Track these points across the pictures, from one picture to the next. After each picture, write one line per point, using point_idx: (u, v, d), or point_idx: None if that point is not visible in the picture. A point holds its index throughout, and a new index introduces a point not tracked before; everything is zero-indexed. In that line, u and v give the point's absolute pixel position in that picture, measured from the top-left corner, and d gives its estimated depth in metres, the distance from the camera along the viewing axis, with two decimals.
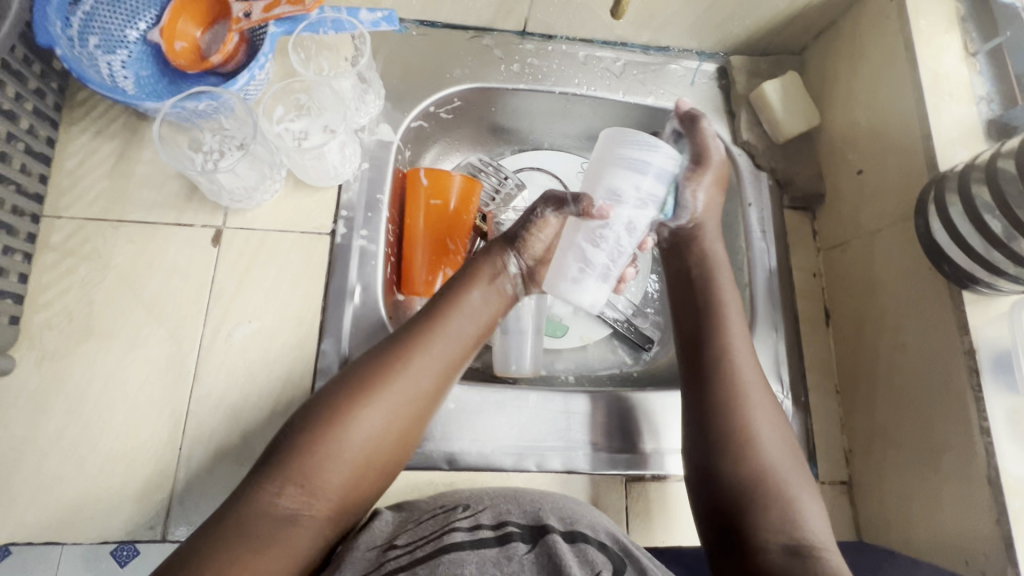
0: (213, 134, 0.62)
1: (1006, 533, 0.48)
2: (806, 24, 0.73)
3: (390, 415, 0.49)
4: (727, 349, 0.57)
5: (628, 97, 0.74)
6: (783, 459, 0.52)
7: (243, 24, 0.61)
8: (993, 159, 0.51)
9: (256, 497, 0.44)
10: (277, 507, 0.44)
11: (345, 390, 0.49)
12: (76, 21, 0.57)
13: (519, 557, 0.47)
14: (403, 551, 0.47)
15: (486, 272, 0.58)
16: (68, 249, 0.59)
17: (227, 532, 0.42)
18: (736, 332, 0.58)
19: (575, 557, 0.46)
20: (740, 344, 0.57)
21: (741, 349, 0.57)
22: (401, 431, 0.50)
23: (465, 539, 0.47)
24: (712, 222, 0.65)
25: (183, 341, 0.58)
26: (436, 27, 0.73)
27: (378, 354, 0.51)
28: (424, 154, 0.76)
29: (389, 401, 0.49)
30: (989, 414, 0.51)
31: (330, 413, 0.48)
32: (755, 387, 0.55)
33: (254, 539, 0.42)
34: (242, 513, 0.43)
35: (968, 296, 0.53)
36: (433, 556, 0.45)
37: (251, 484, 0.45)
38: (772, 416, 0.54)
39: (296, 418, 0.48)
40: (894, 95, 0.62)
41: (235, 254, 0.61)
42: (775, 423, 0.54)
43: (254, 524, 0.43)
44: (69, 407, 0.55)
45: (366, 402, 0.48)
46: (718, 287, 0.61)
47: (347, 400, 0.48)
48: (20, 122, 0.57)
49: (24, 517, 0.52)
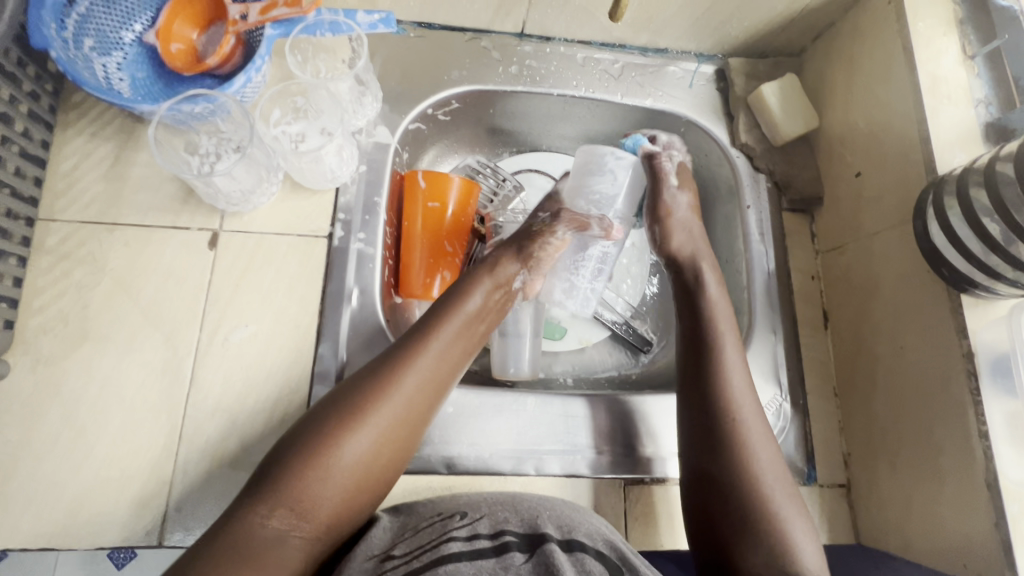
0: (209, 136, 0.61)
1: (1005, 537, 0.48)
2: (805, 27, 0.73)
3: (379, 435, 0.48)
4: (713, 371, 0.57)
5: (626, 100, 0.74)
6: (773, 480, 0.52)
7: (240, 26, 0.60)
8: (992, 162, 0.51)
9: (249, 516, 0.44)
10: (265, 528, 0.43)
11: (335, 410, 0.48)
12: (72, 22, 0.57)
13: (516, 568, 0.46)
14: (400, 562, 0.46)
15: (477, 287, 0.59)
16: (63, 253, 0.59)
17: (219, 553, 0.41)
18: (731, 353, 0.58)
19: (572, 567, 0.46)
20: (737, 365, 0.57)
21: (736, 368, 0.57)
22: (390, 452, 0.49)
23: (462, 550, 0.46)
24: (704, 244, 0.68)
25: (179, 345, 0.58)
26: (434, 28, 0.73)
27: (367, 373, 0.51)
28: (422, 156, 0.76)
29: (378, 422, 0.48)
30: (987, 418, 0.51)
31: (321, 431, 0.47)
32: (748, 408, 0.55)
33: (243, 558, 0.42)
34: (232, 536, 0.43)
35: (967, 299, 0.53)
36: (430, 567, 0.45)
37: (243, 501, 0.45)
38: (765, 437, 0.54)
39: (288, 435, 0.48)
40: (892, 97, 0.62)
41: (232, 257, 0.61)
42: (771, 445, 0.54)
43: (247, 544, 0.42)
44: (64, 413, 0.55)
45: (354, 424, 0.48)
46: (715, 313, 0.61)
47: (337, 421, 0.47)
48: (15, 125, 0.57)
49: (19, 523, 0.51)
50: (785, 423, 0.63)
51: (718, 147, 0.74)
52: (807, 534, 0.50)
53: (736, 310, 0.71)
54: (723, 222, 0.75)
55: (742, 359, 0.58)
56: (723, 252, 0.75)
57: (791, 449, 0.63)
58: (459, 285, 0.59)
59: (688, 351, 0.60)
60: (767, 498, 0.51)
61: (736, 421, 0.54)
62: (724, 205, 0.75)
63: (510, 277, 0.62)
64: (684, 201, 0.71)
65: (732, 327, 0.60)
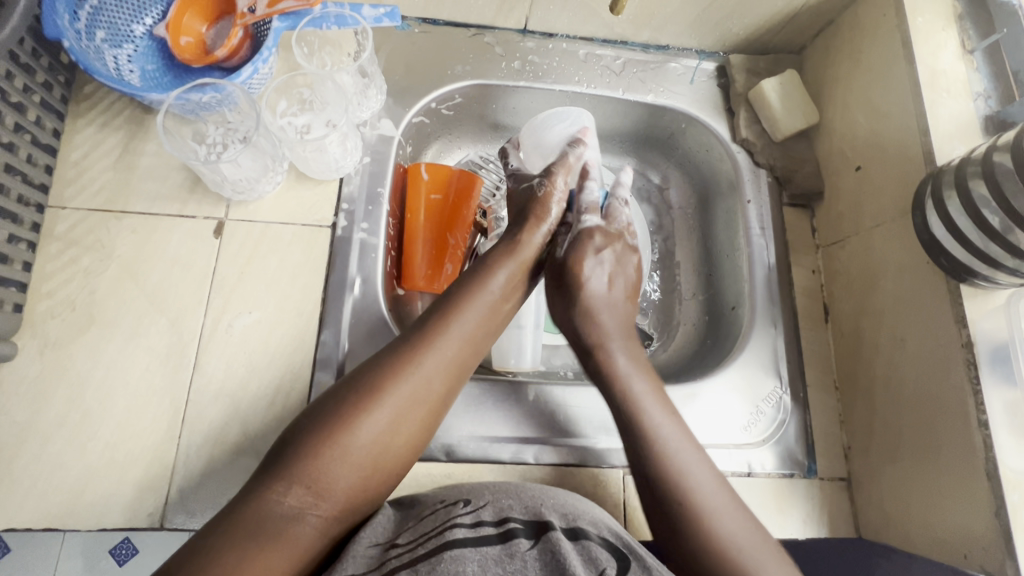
0: (216, 126, 0.62)
1: (1005, 527, 0.48)
2: (804, 24, 0.73)
3: (397, 416, 0.49)
4: (653, 430, 0.54)
5: (627, 95, 0.75)
6: (726, 513, 0.50)
7: (247, 19, 0.62)
8: (989, 153, 0.51)
9: (267, 493, 0.44)
10: (282, 505, 0.44)
11: (354, 390, 0.49)
12: (84, 14, 0.58)
13: (522, 554, 0.46)
14: (404, 549, 0.46)
15: (501, 266, 0.60)
16: (72, 240, 0.60)
17: (231, 530, 0.42)
18: (640, 386, 0.57)
19: (579, 556, 0.46)
20: (641, 384, 0.57)
21: (650, 402, 0.56)
22: (407, 432, 0.50)
23: (467, 536, 0.47)
24: (615, 322, 0.63)
25: (183, 331, 0.58)
26: (438, 24, 0.74)
27: (386, 355, 0.51)
28: (425, 151, 0.77)
29: (396, 400, 0.49)
30: (987, 406, 0.51)
31: (342, 411, 0.48)
32: (686, 453, 0.53)
33: (259, 535, 0.42)
34: (247, 512, 0.43)
35: (967, 289, 0.53)
36: (436, 553, 0.45)
37: (262, 477, 0.45)
38: (702, 467, 0.53)
39: (302, 417, 0.49)
40: (892, 91, 0.62)
41: (237, 245, 0.62)
42: (709, 479, 0.52)
43: (262, 520, 0.43)
44: (69, 396, 0.55)
45: (373, 403, 0.48)
46: (627, 380, 0.58)
47: (355, 400, 0.48)
48: (28, 114, 0.58)
49: (23, 504, 0.52)
50: (785, 416, 0.64)
51: (718, 142, 0.75)
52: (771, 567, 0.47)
53: (737, 304, 0.71)
54: (724, 218, 0.76)
55: (671, 417, 0.56)
56: (724, 247, 0.75)
57: (790, 442, 0.63)
58: (483, 265, 0.60)
59: (620, 414, 0.56)
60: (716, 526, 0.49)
61: (664, 452, 0.53)
62: (725, 201, 0.76)
63: (531, 252, 0.62)
64: (602, 276, 0.64)
65: (644, 377, 0.58)
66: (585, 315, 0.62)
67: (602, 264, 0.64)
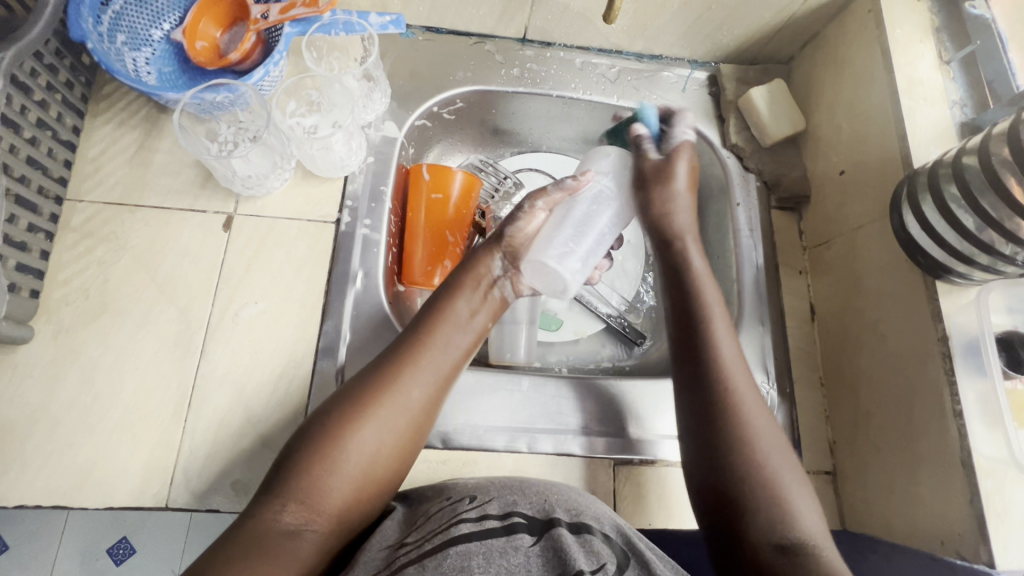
0: (228, 125, 0.65)
1: (979, 513, 0.50)
2: (790, 37, 0.77)
3: (383, 430, 0.51)
4: (715, 339, 0.56)
5: (622, 101, 0.78)
6: (768, 435, 0.50)
7: (260, 25, 0.65)
8: (959, 156, 0.53)
9: (265, 513, 0.46)
10: (280, 521, 0.45)
11: (338, 407, 0.51)
12: (107, 19, 0.62)
13: (525, 549, 0.47)
14: (412, 546, 0.48)
15: (465, 286, 0.61)
16: (87, 231, 0.63)
17: (243, 546, 0.43)
18: (710, 296, 0.60)
19: (580, 548, 0.47)
20: (711, 293, 0.60)
21: (719, 317, 0.58)
22: (393, 446, 0.52)
23: (472, 530, 0.48)
24: (688, 220, 0.67)
25: (191, 319, 0.61)
26: (441, 33, 0.77)
27: (366, 375, 0.53)
28: (427, 154, 0.80)
29: (378, 417, 0.51)
30: (961, 396, 0.53)
31: (328, 428, 0.50)
32: (742, 376, 0.54)
33: (263, 549, 0.43)
34: (252, 531, 0.45)
35: (942, 286, 0.55)
36: (440, 548, 0.46)
37: (260, 500, 0.47)
38: (750, 388, 0.53)
39: (293, 438, 0.50)
40: (872, 98, 0.65)
41: (245, 238, 0.65)
42: (758, 399, 0.53)
43: (262, 539, 0.44)
44: (81, 379, 0.58)
45: (356, 421, 0.50)
46: (699, 284, 0.61)
47: (340, 419, 0.50)
48: (51, 110, 0.61)
49: (33, 482, 0.54)
50: (772, 411, 0.66)
51: (709, 147, 0.78)
52: (803, 496, 0.48)
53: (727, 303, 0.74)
54: (714, 221, 0.78)
55: (736, 342, 0.57)
56: (714, 248, 0.78)
57: None
58: (452, 283, 0.62)
59: (684, 326, 0.58)
60: (757, 443, 0.50)
61: (718, 364, 0.54)
62: (715, 203, 0.78)
63: (484, 269, 0.63)
64: (682, 172, 0.66)
65: (714, 287, 0.61)
66: (660, 211, 0.66)
67: (683, 158, 0.67)
